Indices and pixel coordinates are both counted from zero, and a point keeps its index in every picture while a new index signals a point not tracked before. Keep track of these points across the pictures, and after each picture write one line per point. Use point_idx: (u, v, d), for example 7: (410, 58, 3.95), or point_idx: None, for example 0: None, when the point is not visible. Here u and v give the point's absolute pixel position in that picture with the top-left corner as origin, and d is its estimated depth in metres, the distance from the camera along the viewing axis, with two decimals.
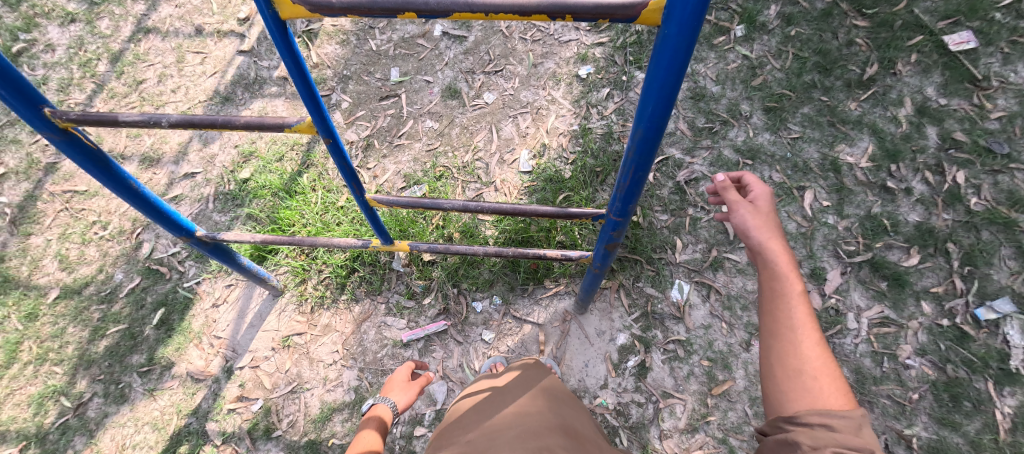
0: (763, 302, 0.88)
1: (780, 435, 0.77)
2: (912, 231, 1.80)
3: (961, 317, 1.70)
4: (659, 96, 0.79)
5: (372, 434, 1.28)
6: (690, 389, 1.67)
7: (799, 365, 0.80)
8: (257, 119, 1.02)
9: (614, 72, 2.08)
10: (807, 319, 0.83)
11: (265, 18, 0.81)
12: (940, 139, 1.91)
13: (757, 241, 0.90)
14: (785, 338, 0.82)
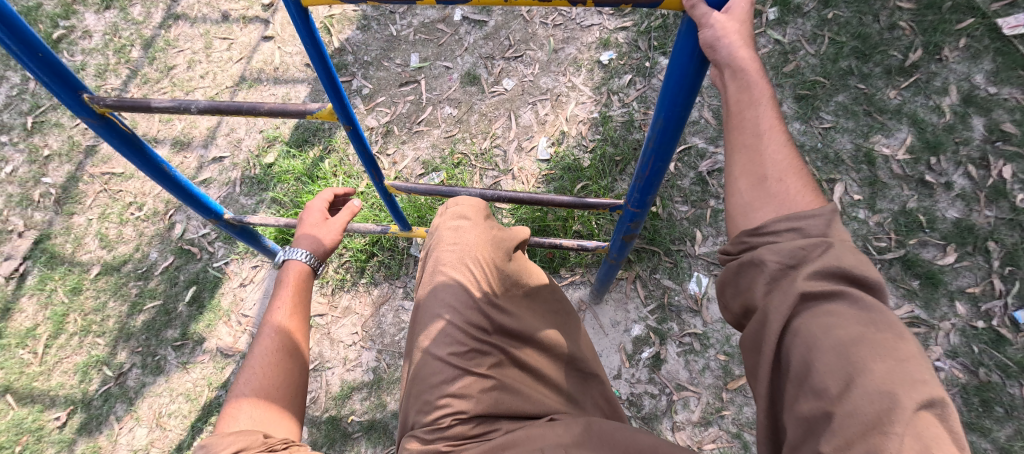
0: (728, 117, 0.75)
1: (746, 254, 0.68)
2: (950, 228, 1.71)
3: (998, 319, 1.62)
4: (681, 83, 0.74)
5: (280, 301, 1.11)
6: (704, 382, 1.65)
7: (763, 172, 0.71)
8: (279, 106, 1.02)
9: (637, 57, 2.03)
10: (776, 122, 0.73)
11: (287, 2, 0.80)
12: (986, 131, 1.80)
13: (726, 54, 0.67)
14: (751, 147, 0.73)
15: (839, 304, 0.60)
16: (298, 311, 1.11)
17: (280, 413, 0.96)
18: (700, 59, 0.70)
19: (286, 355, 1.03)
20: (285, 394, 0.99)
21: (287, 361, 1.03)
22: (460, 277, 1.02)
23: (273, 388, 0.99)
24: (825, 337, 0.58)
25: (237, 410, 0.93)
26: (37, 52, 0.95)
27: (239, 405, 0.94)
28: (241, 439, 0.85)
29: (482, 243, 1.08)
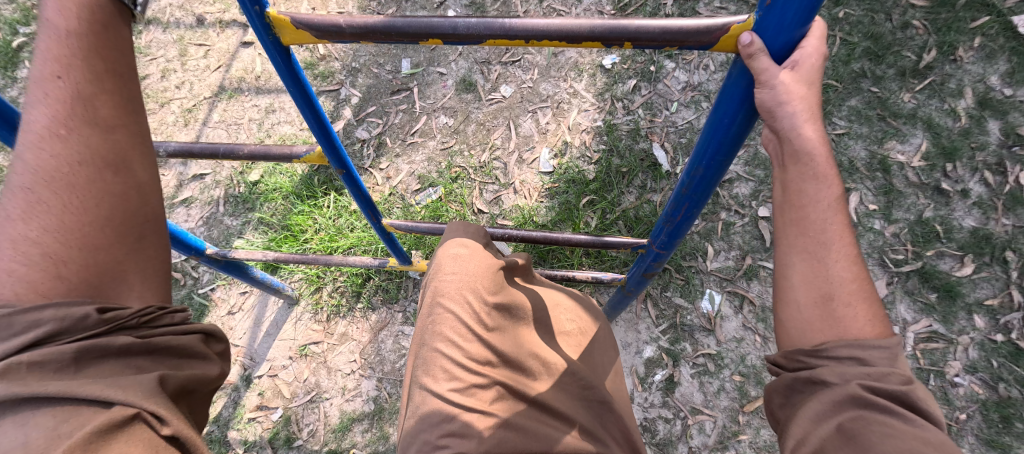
0: (787, 209, 0.68)
1: (800, 368, 0.64)
2: (967, 238, 1.66)
3: (1017, 332, 1.58)
4: (727, 132, 0.67)
5: (61, 77, 0.63)
6: (720, 405, 1.59)
7: (828, 288, 0.65)
8: (261, 148, 0.93)
9: (642, 61, 1.94)
10: (844, 229, 0.66)
11: (267, 47, 0.68)
12: (1002, 135, 1.74)
13: (788, 124, 0.61)
14: (813, 254, 0.66)
15: (896, 421, 0.56)
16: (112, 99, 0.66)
17: (111, 270, 0.65)
18: (749, 109, 0.64)
19: (110, 176, 0.65)
20: (114, 241, 0.65)
21: (116, 191, 0.66)
22: (459, 311, 0.84)
23: (97, 253, 0.64)
24: (882, 444, 0.54)
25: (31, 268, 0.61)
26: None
27: (25, 263, 0.61)
28: (53, 315, 0.60)
29: (486, 271, 0.89)
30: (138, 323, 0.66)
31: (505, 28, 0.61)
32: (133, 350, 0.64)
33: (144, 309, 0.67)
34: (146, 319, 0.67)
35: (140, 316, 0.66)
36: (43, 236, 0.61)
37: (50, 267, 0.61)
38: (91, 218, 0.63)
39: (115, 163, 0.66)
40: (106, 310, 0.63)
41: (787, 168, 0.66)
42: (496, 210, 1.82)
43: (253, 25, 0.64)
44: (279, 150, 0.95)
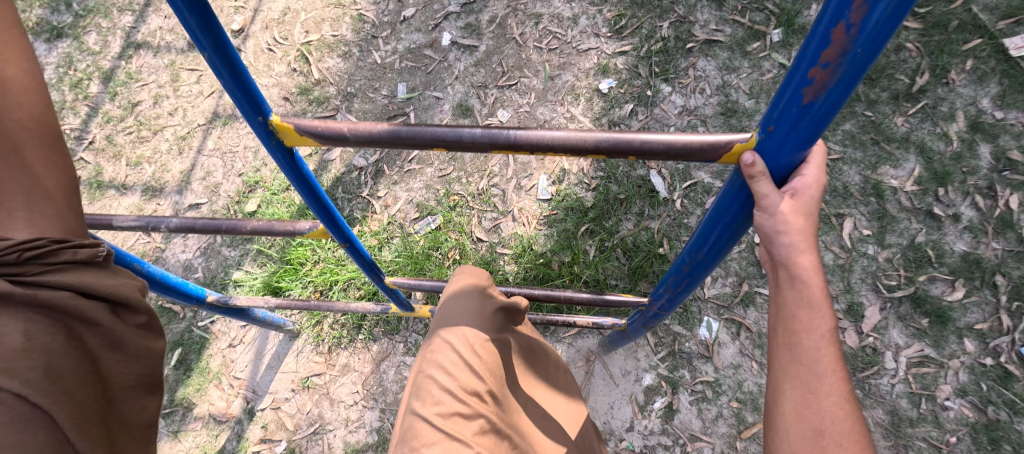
0: (778, 330, 0.68)
1: None
2: (958, 262, 1.69)
3: (1006, 356, 1.62)
4: (726, 231, 0.69)
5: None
6: (718, 432, 1.62)
7: (818, 422, 0.64)
8: (264, 224, 0.90)
9: (638, 85, 1.93)
10: (835, 363, 0.65)
11: (270, 150, 0.66)
12: (993, 159, 1.76)
13: (783, 249, 0.62)
14: (804, 384, 0.65)
15: None
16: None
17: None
18: (747, 215, 0.65)
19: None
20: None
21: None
22: (457, 342, 0.85)
23: None
24: None
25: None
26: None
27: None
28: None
29: (488, 309, 0.91)
30: (32, 272, 0.54)
31: (511, 138, 0.60)
32: (22, 304, 0.53)
33: (31, 238, 0.55)
34: (46, 264, 0.55)
35: (30, 257, 0.54)
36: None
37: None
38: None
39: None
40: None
41: (783, 289, 0.66)
42: (495, 238, 1.83)
43: (257, 134, 0.63)
44: (281, 225, 0.93)
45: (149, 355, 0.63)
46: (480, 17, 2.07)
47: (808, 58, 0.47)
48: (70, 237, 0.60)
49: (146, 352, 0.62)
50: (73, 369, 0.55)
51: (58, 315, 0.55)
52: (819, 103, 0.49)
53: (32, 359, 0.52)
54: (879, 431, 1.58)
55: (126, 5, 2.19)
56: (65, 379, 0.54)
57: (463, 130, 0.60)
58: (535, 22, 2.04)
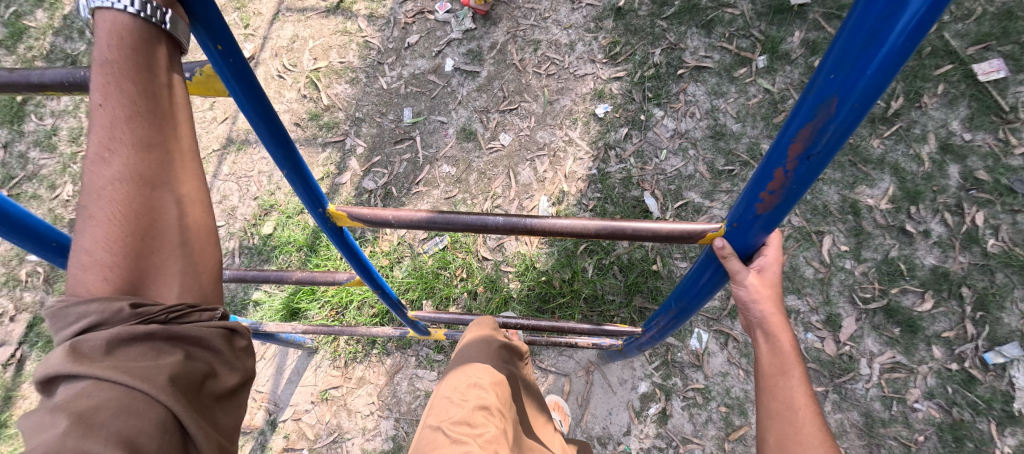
0: (761, 378, 0.85)
1: None
2: (927, 275, 1.84)
3: (970, 361, 1.76)
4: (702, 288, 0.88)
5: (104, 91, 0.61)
6: (708, 434, 1.76)
7: (799, 449, 0.79)
8: (308, 276, 1.16)
9: (632, 109, 2.05)
10: (806, 398, 0.82)
11: (324, 228, 0.86)
12: (962, 178, 1.90)
13: (757, 315, 0.80)
14: (784, 418, 0.82)
15: None
16: (149, 111, 0.64)
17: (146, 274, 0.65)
18: (723, 279, 0.83)
19: (148, 186, 0.65)
20: (150, 251, 0.65)
21: (154, 201, 0.65)
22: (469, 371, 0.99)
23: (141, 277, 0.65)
24: None
25: (84, 269, 0.62)
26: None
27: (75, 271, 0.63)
28: (93, 311, 0.61)
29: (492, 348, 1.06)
30: (166, 321, 0.64)
31: (527, 225, 0.79)
32: (158, 337, 0.63)
33: (175, 305, 0.66)
34: (176, 317, 0.65)
35: (169, 314, 0.65)
36: (93, 247, 0.62)
37: (95, 270, 0.62)
38: (129, 231, 0.64)
39: (151, 173, 0.65)
40: (140, 305, 0.63)
41: (762, 343, 0.83)
42: (500, 257, 1.95)
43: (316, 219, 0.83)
44: (322, 276, 1.18)
45: (245, 382, 0.70)
46: (481, 43, 2.17)
47: (761, 181, 0.64)
48: (203, 303, 0.71)
49: (242, 379, 0.69)
50: (187, 374, 0.62)
51: (181, 345, 0.64)
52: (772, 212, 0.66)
53: (157, 367, 0.60)
54: (854, 431, 1.73)
55: None
56: (180, 380, 0.61)
57: (487, 219, 0.78)
58: (534, 49, 2.15)
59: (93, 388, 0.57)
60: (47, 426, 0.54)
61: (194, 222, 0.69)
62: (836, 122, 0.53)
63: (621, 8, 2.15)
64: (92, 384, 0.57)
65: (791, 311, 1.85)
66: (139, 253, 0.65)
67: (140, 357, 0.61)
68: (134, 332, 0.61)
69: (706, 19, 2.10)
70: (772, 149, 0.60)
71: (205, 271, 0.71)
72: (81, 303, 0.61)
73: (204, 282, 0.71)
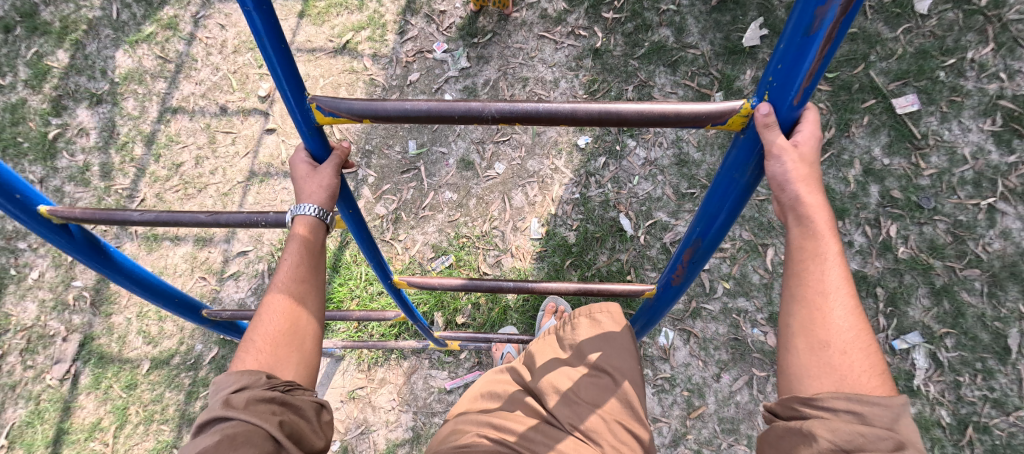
0: (796, 260, 0.87)
1: (797, 422, 0.82)
2: (850, 278, 2.24)
3: (882, 347, 2.18)
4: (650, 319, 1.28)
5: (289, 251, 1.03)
6: (673, 413, 2.14)
7: (827, 339, 0.84)
8: (365, 315, 1.74)
9: (609, 140, 2.38)
10: (843, 282, 0.85)
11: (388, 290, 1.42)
12: (880, 196, 2.29)
13: (792, 193, 0.80)
14: (816, 304, 0.86)
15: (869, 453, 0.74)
16: (308, 262, 1.04)
17: (282, 361, 1.00)
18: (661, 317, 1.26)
19: (294, 304, 1.03)
20: (287, 346, 1.01)
21: (295, 313, 1.03)
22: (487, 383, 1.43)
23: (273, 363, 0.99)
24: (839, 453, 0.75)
25: (249, 353, 1.00)
26: (16, 194, 0.99)
27: (244, 353, 1.00)
28: (245, 377, 0.95)
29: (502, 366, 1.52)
30: (286, 390, 0.96)
31: (529, 287, 1.35)
32: (276, 401, 0.93)
33: (290, 381, 0.98)
34: (290, 389, 0.97)
35: (286, 385, 0.97)
36: (258, 336, 1.01)
37: (254, 353, 0.99)
38: (280, 331, 1.01)
39: (297, 295, 1.04)
40: (270, 376, 0.96)
41: (799, 227, 0.85)
42: (498, 272, 2.26)
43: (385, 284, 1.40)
44: (375, 314, 1.76)
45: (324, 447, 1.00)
46: (475, 80, 2.45)
47: (670, 269, 1.05)
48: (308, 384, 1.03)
49: (320, 444, 0.99)
50: (291, 426, 0.93)
51: (290, 408, 0.95)
52: (676, 286, 1.08)
53: (275, 418, 0.91)
54: None
55: (158, 72, 2.48)
56: (285, 429, 0.91)
57: (502, 285, 1.33)
58: (523, 85, 2.44)
59: (236, 424, 0.87)
60: (208, 441, 0.84)
61: (315, 334, 1.05)
62: (703, 248, 0.95)
63: (598, 48, 2.46)
64: (237, 424, 0.88)
65: (742, 311, 2.23)
66: (282, 344, 1.01)
67: (265, 410, 0.91)
68: (265, 395, 0.92)
69: (672, 58, 2.42)
70: (674, 255, 1.01)
71: (315, 365, 1.06)
72: (238, 372, 0.96)
73: (314, 374, 1.05)
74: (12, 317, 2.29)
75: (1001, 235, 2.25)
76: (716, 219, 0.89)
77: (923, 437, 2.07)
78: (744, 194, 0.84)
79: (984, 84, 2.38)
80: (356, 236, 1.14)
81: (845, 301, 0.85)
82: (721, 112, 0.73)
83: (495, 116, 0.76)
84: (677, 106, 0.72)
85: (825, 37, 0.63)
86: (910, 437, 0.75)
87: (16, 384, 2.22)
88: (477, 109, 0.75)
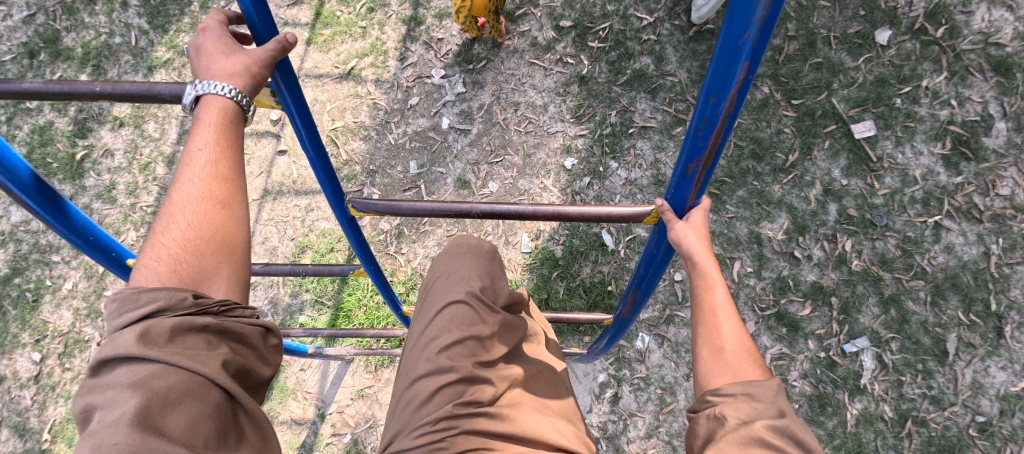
0: (695, 292, 1.11)
1: (709, 410, 0.98)
2: (808, 288, 2.49)
3: (834, 350, 2.44)
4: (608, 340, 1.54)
5: (203, 140, 0.99)
6: (648, 409, 2.40)
7: (723, 345, 1.04)
8: (377, 334, 1.99)
9: (593, 162, 2.57)
10: (728, 303, 1.08)
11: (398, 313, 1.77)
12: (838, 214, 2.54)
13: (687, 248, 0.93)
14: (711, 320, 1.08)
15: (762, 419, 0.91)
16: (221, 154, 1.01)
17: (209, 273, 0.99)
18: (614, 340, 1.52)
19: (218, 205, 1.02)
20: (213, 255, 1.01)
21: (218, 217, 1.02)
22: (444, 285, 1.32)
23: (191, 277, 0.97)
24: (743, 425, 0.91)
25: (163, 268, 0.96)
26: (112, 252, 1.19)
27: (156, 259, 0.97)
28: (164, 299, 0.90)
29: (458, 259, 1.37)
30: (220, 311, 0.95)
31: None
32: (210, 331, 0.91)
33: (223, 301, 0.97)
34: (226, 309, 0.96)
35: (219, 305, 0.96)
36: (177, 248, 0.98)
37: (169, 269, 0.96)
38: (204, 234, 1.00)
39: (221, 197, 1.03)
40: (198, 298, 0.93)
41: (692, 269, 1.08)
42: None
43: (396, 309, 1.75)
44: (387, 333, 2.01)
45: (269, 374, 1.01)
46: (471, 104, 2.66)
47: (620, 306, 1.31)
48: (241, 301, 1.03)
49: (268, 371, 1.00)
50: (234, 362, 0.92)
51: (227, 337, 0.94)
52: (626, 320, 1.33)
53: (214, 356, 0.89)
54: None
55: None
56: (230, 368, 0.90)
57: None
58: (515, 109, 2.65)
59: (167, 370, 0.83)
60: (134, 395, 0.78)
61: (240, 241, 1.04)
62: (640, 295, 1.20)
63: (584, 75, 2.67)
64: (162, 364, 0.83)
65: None
66: (203, 255, 0.99)
67: (198, 346, 0.89)
68: (197, 323, 0.90)
69: (652, 85, 2.63)
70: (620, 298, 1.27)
71: (244, 279, 1.06)
72: (154, 290, 0.91)
73: (245, 288, 1.06)
74: (49, 324, 2.52)
75: (945, 249, 2.50)
76: (647, 277, 1.13)
77: (867, 429, 2.35)
78: (664, 263, 1.08)
79: (936, 110, 2.60)
80: (375, 278, 1.51)
81: (731, 319, 1.07)
82: (632, 215, 0.99)
83: (480, 211, 1.05)
84: (608, 210, 1.00)
85: (696, 180, 0.86)
86: (787, 407, 0.94)
87: (56, 384, 2.46)
88: (466, 209, 1.05)
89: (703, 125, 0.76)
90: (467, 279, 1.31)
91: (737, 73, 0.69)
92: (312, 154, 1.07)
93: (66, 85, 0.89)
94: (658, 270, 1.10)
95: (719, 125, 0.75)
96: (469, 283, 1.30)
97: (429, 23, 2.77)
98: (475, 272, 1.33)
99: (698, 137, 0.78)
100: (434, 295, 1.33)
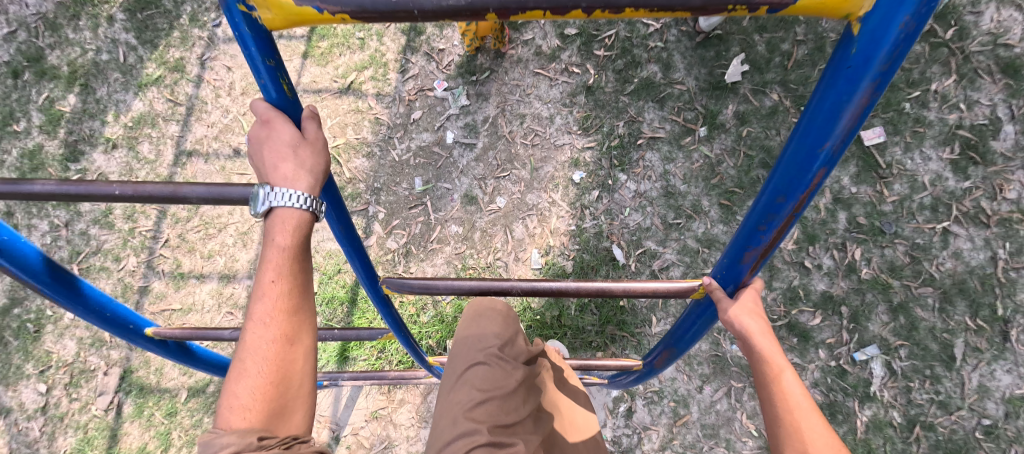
0: (761, 381, 1.04)
1: None
2: (818, 298, 2.50)
3: (844, 358, 2.46)
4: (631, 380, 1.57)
5: (271, 272, 1.00)
6: (661, 422, 2.42)
7: (805, 440, 0.97)
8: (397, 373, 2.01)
9: (602, 175, 2.53)
10: (801, 390, 1.01)
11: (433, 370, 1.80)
12: (847, 222, 2.55)
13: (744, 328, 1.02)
14: (784, 410, 1.00)
15: None
16: (285, 282, 1.02)
17: (281, 413, 1.00)
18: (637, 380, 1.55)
19: (285, 342, 1.02)
20: (282, 393, 1.01)
21: (285, 352, 1.02)
22: (468, 348, 1.32)
23: (261, 416, 0.97)
24: None
25: (235, 411, 0.97)
26: None
27: (232, 409, 0.97)
28: (236, 442, 0.92)
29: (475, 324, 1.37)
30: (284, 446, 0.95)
31: None
32: None
33: (285, 438, 0.98)
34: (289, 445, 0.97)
35: (283, 443, 0.96)
36: (247, 395, 0.98)
37: (240, 412, 0.97)
38: (275, 374, 1.00)
39: (289, 333, 1.03)
40: (263, 438, 0.94)
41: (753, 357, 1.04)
42: None
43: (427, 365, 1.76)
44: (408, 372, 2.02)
45: None
46: (475, 117, 2.60)
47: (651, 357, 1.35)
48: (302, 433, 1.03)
49: None
50: None
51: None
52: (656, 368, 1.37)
53: None
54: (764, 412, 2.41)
55: (170, 114, 2.59)
56: None
57: None
58: (520, 121, 2.59)
59: None
60: None
61: (304, 372, 1.05)
62: (677, 352, 1.25)
63: (591, 85, 2.61)
64: None
65: (722, 330, 2.51)
66: (275, 397, 1.00)
67: None
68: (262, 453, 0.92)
69: (660, 94, 2.58)
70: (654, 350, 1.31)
71: (309, 412, 1.06)
72: (227, 435, 0.93)
73: (309, 419, 1.06)
74: (53, 354, 2.47)
75: (953, 255, 2.50)
76: (684, 337, 1.20)
77: (876, 436, 2.39)
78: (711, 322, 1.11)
79: (945, 114, 2.58)
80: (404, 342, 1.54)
81: (807, 408, 0.99)
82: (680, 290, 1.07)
83: (520, 290, 1.11)
84: (652, 287, 1.08)
85: (752, 265, 0.95)
86: None
87: (63, 415, 2.42)
88: (507, 287, 1.12)
89: (768, 220, 0.84)
90: (490, 340, 1.31)
91: (812, 177, 0.76)
92: (347, 246, 1.13)
93: (86, 186, 0.91)
94: (699, 330, 1.15)
95: (785, 220, 0.83)
96: (492, 343, 1.31)
97: (429, 33, 2.69)
98: (495, 332, 1.33)
99: (761, 230, 0.87)
100: (456, 354, 1.34)
